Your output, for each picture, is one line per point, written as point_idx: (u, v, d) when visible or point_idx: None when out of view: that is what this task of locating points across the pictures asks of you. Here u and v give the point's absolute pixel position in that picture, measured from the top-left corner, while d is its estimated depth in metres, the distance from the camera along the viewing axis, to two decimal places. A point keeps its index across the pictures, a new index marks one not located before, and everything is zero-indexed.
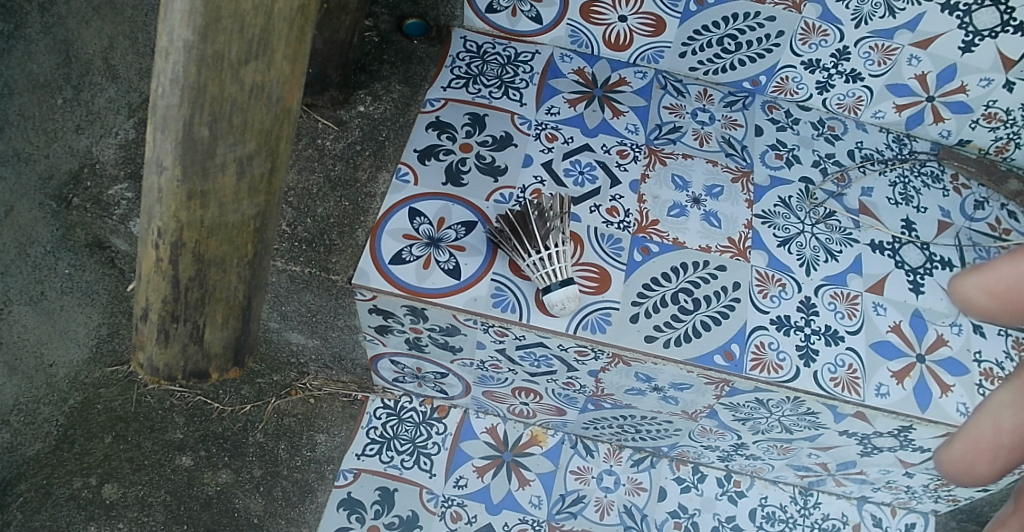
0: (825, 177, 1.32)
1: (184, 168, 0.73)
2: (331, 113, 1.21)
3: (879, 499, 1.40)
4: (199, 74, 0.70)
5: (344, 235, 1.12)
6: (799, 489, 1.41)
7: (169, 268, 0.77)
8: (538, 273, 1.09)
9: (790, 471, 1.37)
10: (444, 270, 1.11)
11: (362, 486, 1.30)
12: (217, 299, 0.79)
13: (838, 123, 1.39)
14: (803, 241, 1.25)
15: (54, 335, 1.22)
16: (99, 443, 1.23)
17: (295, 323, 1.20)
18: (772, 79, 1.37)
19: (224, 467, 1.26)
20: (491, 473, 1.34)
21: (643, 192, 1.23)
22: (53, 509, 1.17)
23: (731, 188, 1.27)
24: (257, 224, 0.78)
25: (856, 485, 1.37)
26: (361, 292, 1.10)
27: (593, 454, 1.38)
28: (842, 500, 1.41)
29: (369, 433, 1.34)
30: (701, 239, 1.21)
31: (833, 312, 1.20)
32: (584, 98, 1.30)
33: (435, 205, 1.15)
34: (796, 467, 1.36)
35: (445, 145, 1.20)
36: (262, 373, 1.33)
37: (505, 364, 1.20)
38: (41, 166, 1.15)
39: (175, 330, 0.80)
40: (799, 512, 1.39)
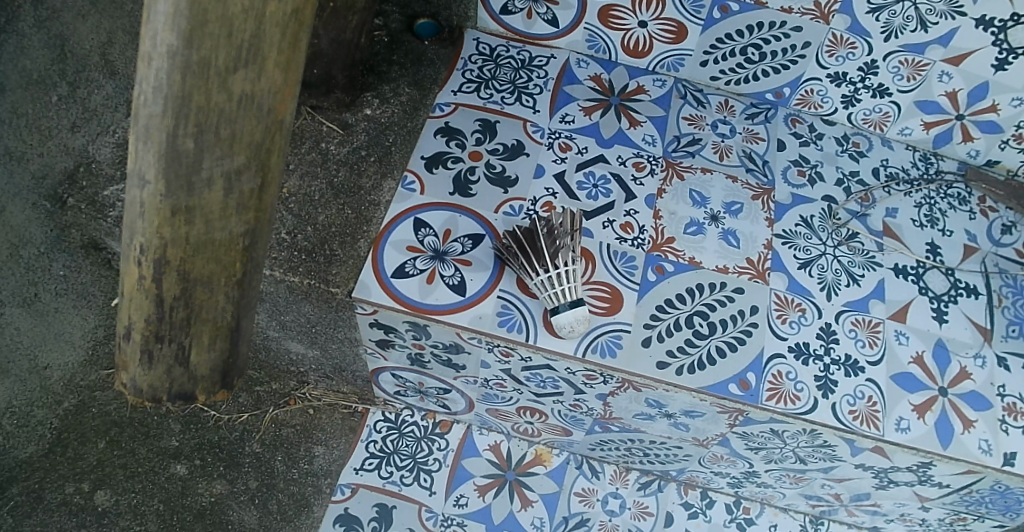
0: (849, 196, 1.27)
1: (168, 183, 0.69)
2: (336, 116, 1.17)
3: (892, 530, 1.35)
4: (184, 82, 0.66)
5: (346, 246, 1.08)
6: (810, 517, 1.36)
7: (153, 286, 0.72)
8: (546, 293, 1.04)
9: (802, 499, 1.32)
10: (448, 286, 1.06)
11: (360, 502, 1.26)
12: (204, 321, 0.74)
13: (863, 139, 1.34)
14: (825, 264, 1.20)
15: (48, 338, 1.19)
16: (92, 448, 1.19)
17: (294, 333, 1.16)
18: (796, 91, 1.32)
19: (219, 477, 1.22)
20: (493, 493, 1.30)
21: (659, 207, 1.19)
22: (44, 516, 1.14)
23: (751, 205, 1.22)
24: (247, 242, 0.73)
25: (868, 516, 1.32)
26: (362, 306, 1.05)
27: (599, 475, 1.34)
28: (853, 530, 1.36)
29: (369, 447, 1.30)
30: (718, 259, 1.17)
31: (854, 340, 1.16)
32: (600, 106, 1.26)
33: (441, 216, 1.11)
34: (808, 496, 1.31)
35: (454, 152, 1.16)
36: (261, 381, 1.29)
37: (510, 384, 1.15)
38: (35, 165, 1.12)
39: (159, 352, 0.75)
40: None
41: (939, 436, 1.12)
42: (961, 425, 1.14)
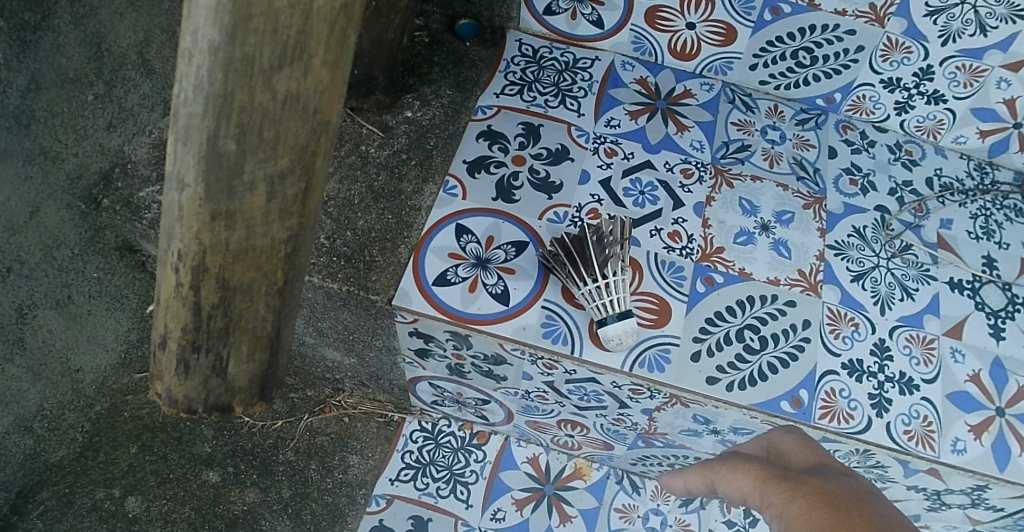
0: (902, 206, 1.23)
1: (208, 187, 0.65)
2: (377, 119, 1.12)
3: None
4: (226, 81, 0.63)
5: (386, 252, 1.03)
6: None
7: (190, 294, 0.69)
8: (592, 304, 1.01)
9: None
10: (492, 295, 1.03)
11: (395, 514, 1.23)
12: (243, 330, 0.71)
13: (916, 147, 1.29)
14: (878, 277, 1.16)
15: (82, 340, 1.18)
16: (123, 452, 1.20)
17: (330, 340, 1.13)
18: (847, 97, 1.27)
19: (252, 485, 1.22)
20: (531, 507, 1.26)
21: (708, 215, 1.14)
22: (73, 520, 1.16)
23: (803, 215, 1.18)
24: (289, 249, 0.70)
25: None
26: (402, 315, 1.01)
27: (639, 491, 1.30)
28: None
29: (405, 457, 1.27)
30: (770, 271, 1.12)
31: (908, 358, 1.11)
32: (646, 110, 1.22)
33: (484, 222, 1.07)
34: None
35: (497, 156, 1.12)
36: (296, 388, 1.27)
37: (552, 396, 1.11)
38: (70, 166, 1.08)
39: (196, 362, 0.72)
40: None
41: (996, 458, 1.07)
42: (1020, 447, 1.08)
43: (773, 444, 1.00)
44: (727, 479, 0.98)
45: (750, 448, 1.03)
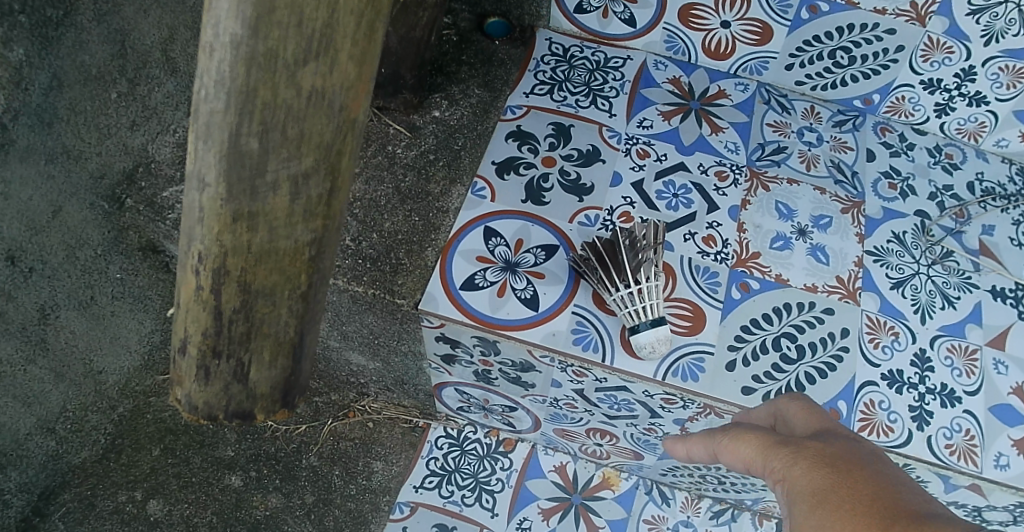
0: (942, 211, 1.18)
1: (229, 186, 0.63)
2: (404, 118, 1.10)
3: None
4: (249, 76, 0.60)
5: (413, 254, 1.01)
6: None
7: (211, 298, 0.66)
8: (624, 310, 0.97)
9: None
10: (521, 300, 1.00)
11: (419, 522, 1.20)
12: (265, 336, 0.69)
13: (956, 150, 1.24)
14: (919, 284, 1.12)
15: (104, 341, 1.17)
16: (145, 455, 1.19)
17: (355, 344, 1.10)
18: (886, 98, 1.23)
19: (275, 490, 1.20)
20: (558, 517, 1.23)
21: (743, 219, 1.11)
22: (95, 523, 1.14)
23: (841, 219, 1.14)
24: (314, 252, 0.67)
25: None
26: (428, 319, 0.98)
27: (669, 502, 1.26)
28: None
29: (429, 464, 1.24)
30: (808, 277, 1.09)
31: (950, 369, 1.07)
32: (679, 111, 1.18)
33: (514, 225, 1.04)
34: None
35: (527, 158, 1.09)
36: (321, 392, 1.25)
37: (581, 404, 1.08)
38: (92, 164, 1.07)
39: (217, 368, 0.69)
40: None
41: None
42: None
43: (777, 412, 0.81)
44: (727, 449, 0.78)
45: (752, 417, 0.84)
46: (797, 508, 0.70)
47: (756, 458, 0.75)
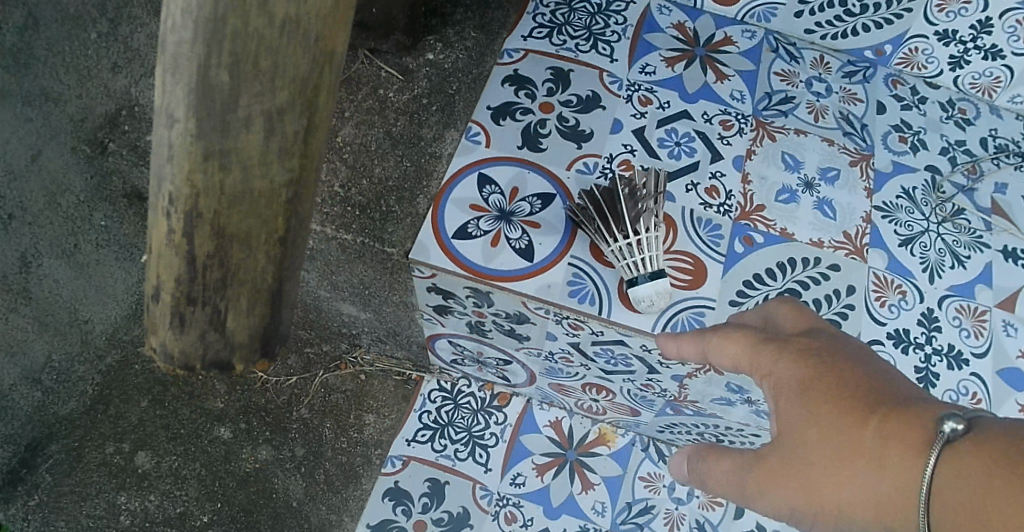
0: (954, 167, 1.15)
1: (200, 123, 0.59)
2: (396, 61, 1.05)
3: None
4: (217, 4, 0.57)
5: (404, 201, 0.97)
6: None
7: (184, 243, 0.63)
8: (623, 262, 0.94)
9: None
10: (515, 250, 0.96)
11: (411, 476, 1.19)
12: (242, 282, 0.65)
13: (969, 106, 1.20)
14: (928, 242, 1.09)
15: (90, 291, 1.15)
16: (134, 406, 1.16)
17: (346, 294, 1.07)
18: (899, 49, 1.18)
19: (264, 442, 1.18)
20: (552, 473, 1.22)
21: (748, 170, 1.07)
22: (83, 474, 1.13)
23: (849, 173, 1.11)
24: (291, 194, 0.63)
25: None
26: (419, 269, 0.95)
27: (666, 460, 1.24)
28: None
29: (422, 417, 1.22)
30: (813, 232, 1.05)
31: (959, 330, 1.06)
32: (683, 57, 1.14)
33: (509, 173, 1.00)
34: None
35: (524, 103, 1.05)
36: (312, 342, 1.22)
37: (577, 358, 1.05)
38: (72, 108, 1.06)
39: (192, 315, 0.66)
40: None
41: None
42: None
43: (766, 313, 0.82)
44: (716, 348, 0.80)
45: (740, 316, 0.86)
46: (787, 399, 0.73)
47: (745, 357, 0.78)
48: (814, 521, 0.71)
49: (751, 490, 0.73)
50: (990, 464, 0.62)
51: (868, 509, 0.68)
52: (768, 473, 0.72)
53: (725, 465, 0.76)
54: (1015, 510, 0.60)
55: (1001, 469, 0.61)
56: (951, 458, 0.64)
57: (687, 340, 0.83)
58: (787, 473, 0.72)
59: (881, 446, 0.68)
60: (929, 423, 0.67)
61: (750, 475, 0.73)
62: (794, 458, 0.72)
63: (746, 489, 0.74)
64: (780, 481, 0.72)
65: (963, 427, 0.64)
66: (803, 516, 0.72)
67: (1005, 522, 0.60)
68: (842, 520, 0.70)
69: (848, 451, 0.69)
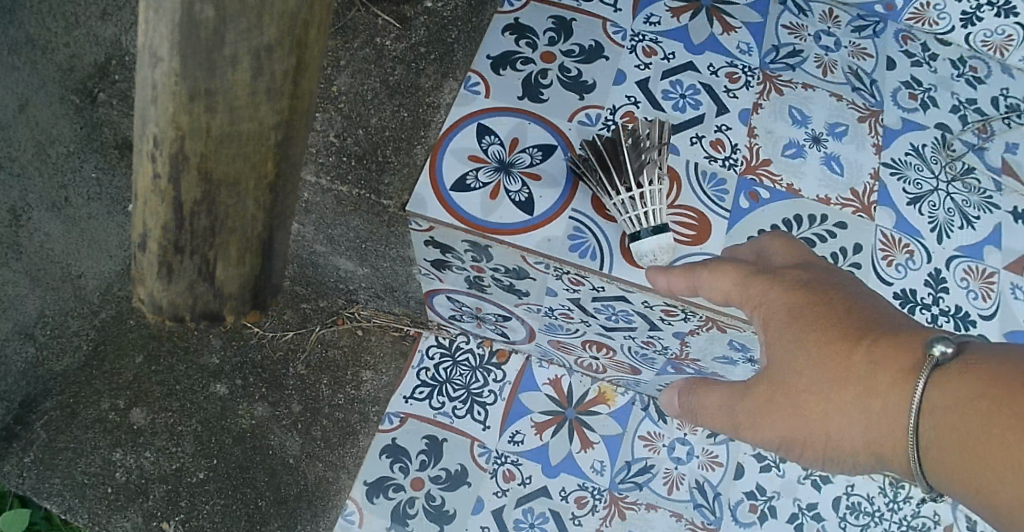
0: (965, 126, 1.12)
1: (185, 61, 0.56)
2: (393, 8, 1.02)
3: None
4: None
5: (401, 152, 0.94)
6: (890, 479, 1.21)
7: (169, 189, 0.62)
8: (624, 217, 0.91)
9: None
10: (514, 203, 0.94)
11: (409, 433, 1.18)
12: (230, 232, 0.64)
13: (981, 64, 1.17)
14: (936, 201, 1.07)
15: (82, 246, 1.15)
16: (129, 362, 1.14)
17: (342, 249, 1.05)
18: (910, 3, 1.15)
19: (261, 399, 1.16)
20: (552, 431, 1.21)
21: (754, 124, 1.04)
22: (78, 431, 1.11)
23: (857, 128, 1.08)
24: (281, 137, 0.61)
25: None
26: (417, 222, 0.92)
27: (666, 419, 1.24)
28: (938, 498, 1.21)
29: (420, 374, 1.22)
30: (820, 188, 1.02)
31: (966, 292, 1.05)
32: (690, 8, 1.10)
33: (509, 123, 0.97)
34: None
35: (525, 53, 1.02)
36: (307, 297, 1.20)
37: (577, 315, 1.03)
38: (60, 55, 1.05)
39: (180, 265, 0.66)
40: (887, 505, 1.21)
41: None
42: None
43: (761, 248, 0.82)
44: (707, 281, 0.79)
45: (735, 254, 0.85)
46: (776, 329, 0.73)
47: (734, 290, 0.77)
48: (805, 448, 0.72)
49: (743, 418, 0.74)
50: (979, 384, 0.61)
51: (857, 433, 0.68)
52: (758, 400, 0.73)
53: (717, 396, 0.77)
54: (1001, 430, 0.58)
55: (990, 389, 0.60)
56: (939, 381, 0.63)
57: (673, 273, 0.82)
58: (778, 401, 0.72)
59: (870, 370, 0.68)
60: (920, 347, 0.66)
61: (742, 403, 0.74)
62: (783, 385, 0.72)
63: (738, 418, 0.74)
64: (772, 408, 0.72)
65: (953, 350, 0.63)
66: (794, 444, 0.72)
67: (991, 442, 0.58)
68: (833, 446, 0.70)
69: (836, 377, 0.69)
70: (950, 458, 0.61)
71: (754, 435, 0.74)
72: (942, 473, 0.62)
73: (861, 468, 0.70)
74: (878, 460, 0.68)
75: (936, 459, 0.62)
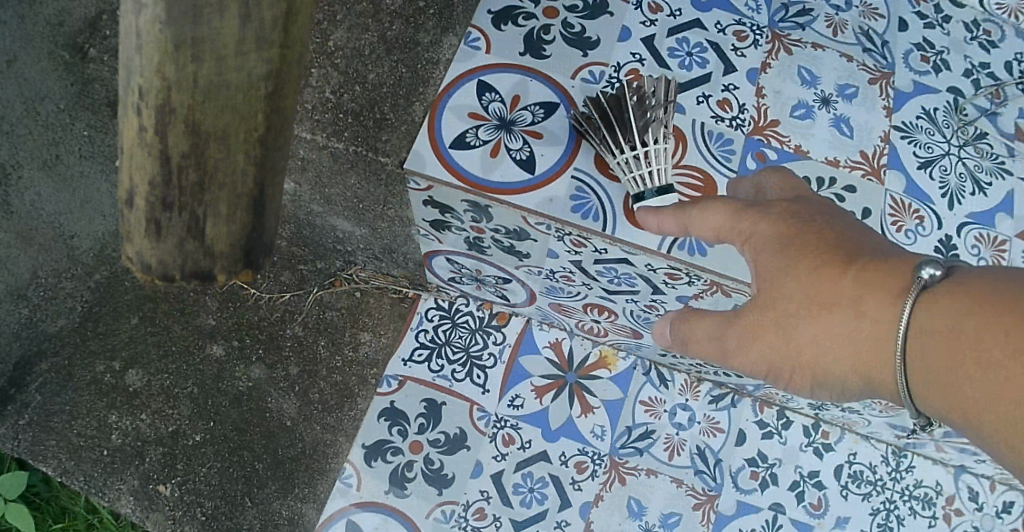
0: (978, 90, 1.10)
1: (170, 9, 0.56)
2: None
3: (980, 471, 1.21)
4: None
5: (398, 109, 0.92)
6: (893, 448, 1.23)
7: (156, 141, 0.60)
8: (628, 176, 0.89)
9: (887, 430, 1.17)
10: (515, 161, 0.91)
11: (407, 396, 1.17)
12: (221, 186, 0.62)
13: (995, 27, 1.14)
14: (948, 166, 1.04)
15: (75, 205, 1.14)
16: (124, 324, 1.13)
17: (340, 209, 1.03)
18: None
19: (258, 361, 1.14)
20: (552, 396, 1.20)
21: (762, 84, 1.02)
22: (74, 394, 1.10)
23: (867, 90, 1.05)
24: (271, 86, 0.60)
25: (957, 453, 1.17)
26: (415, 181, 0.90)
27: (667, 384, 1.23)
28: (938, 466, 1.23)
29: (418, 336, 1.20)
30: (829, 150, 1.00)
31: (975, 259, 1.02)
32: None
33: (510, 80, 0.95)
34: (896, 428, 1.15)
35: (527, 8, 0.98)
36: (305, 259, 1.16)
37: (578, 278, 1.01)
38: (52, 9, 1.08)
39: (169, 222, 0.63)
40: (888, 475, 1.22)
41: None
42: None
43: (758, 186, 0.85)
44: (697, 219, 0.79)
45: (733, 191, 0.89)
46: (765, 258, 0.75)
47: (726, 226, 0.78)
48: (794, 370, 0.75)
49: (732, 346, 0.77)
50: (966, 304, 0.64)
51: (845, 356, 0.72)
52: (747, 327, 0.76)
53: (706, 326, 0.79)
54: (989, 346, 0.62)
55: (975, 307, 0.64)
56: (927, 302, 0.67)
57: (666, 215, 0.82)
58: (767, 325, 0.75)
59: (858, 292, 0.71)
60: (907, 271, 0.69)
61: (730, 331, 0.77)
62: (771, 312, 0.75)
63: (728, 343, 0.77)
64: (760, 334, 0.75)
65: (941, 273, 0.67)
66: (781, 368, 0.76)
67: (977, 358, 0.62)
68: (821, 368, 0.74)
69: (826, 302, 0.72)
70: (938, 377, 0.65)
71: (741, 361, 0.77)
72: (929, 392, 0.65)
73: (846, 390, 0.74)
74: (864, 382, 0.72)
75: (923, 378, 0.66)
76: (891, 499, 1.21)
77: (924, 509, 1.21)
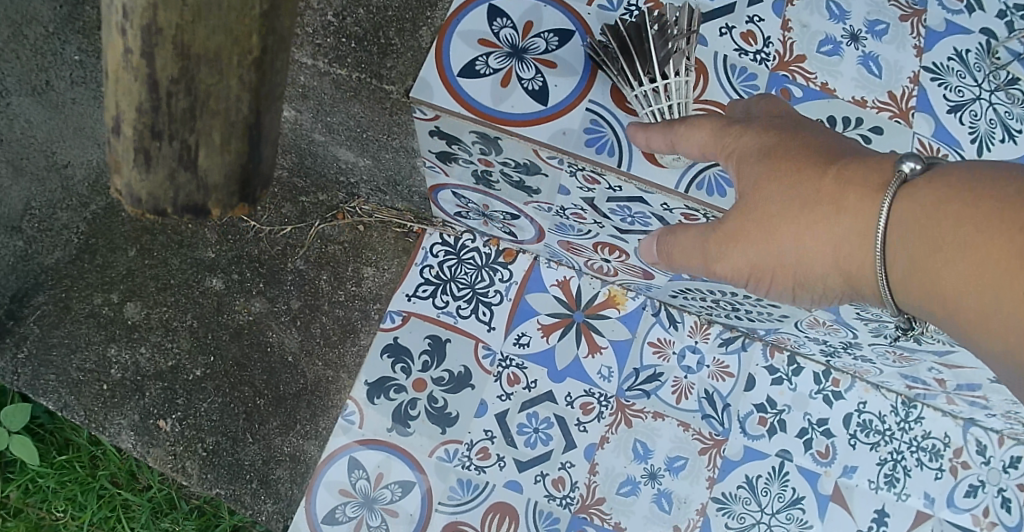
0: (1012, 33, 1.02)
1: None
2: None
3: (988, 425, 1.19)
4: None
5: (404, 34, 0.87)
6: (903, 398, 1.21)
7: (143, 66, 0.56)
8: (646, 111, 0.85)
9: (898, 380, 1.15)
10: (527, 92, 0.87)
11: (411, 332, 1.15)
12: (213, 112, 0.58)
13: None
14: (978, 111, 0.98)
15: (67, 133, 1.07)
16: (121, 256, 1.11)
17: (342, 139, 0.99)
18: None
19: (258, 294, 1.12)
20: (559, 334, 1.18)
21: (789, 16, 0.96)
22: (71, 326, 1.08)
23: (899, 28, 1.00)
24: (266, 6, 0.56)
25: (967, 406, 1.14)
26: (421, 110, 0.86)
27: (678, 326, 1.20)
28: (947, 418, 1.21)
29: (424, 272, 1.17)
30: (856, 89, 0.95)
31: None
32: None
33: (522, 5, 0.89)
34: (908, 378, 1.12)
35: None
36: (307, 191, 1.14)
37: (590, 215, 0.98)
38: None
39: (159, 151, 0.59)
40: (897, 425, 1.20)
41: None
42: None
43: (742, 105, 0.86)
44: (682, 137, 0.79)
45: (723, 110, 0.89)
46: (748, 165, 0.77)
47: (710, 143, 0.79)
48: (776, 273, 0.76)
49: (717, 251, 0.78)
50: (944, 195, 0.65)
51: (828, 256, 0.73)
52: (732, 233, 0.77)
53: (692, 237, 0.80)
54: (965, 229, 0.63)
55: (950, 196, 0.65)
56: (905, 196, 0.68)
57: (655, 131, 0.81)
58: (750, 229, 0.76)
59: (840, 192, 0.72)
60: (886, 169, 0.71)
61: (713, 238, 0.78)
62: (754, 216, 0.75)
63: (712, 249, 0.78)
64: (743, 237, 0.76)
65: (921, 167, 0.68)
66: (764, 271, 0.77)
67: (958, 242, 0.64)
68: (803, 269, 0.75)
69: (808, 202, 0.73)
70: (921, 272, 0.66)
71: (725, 266, 0.78)
72: (912, 289, 0.67)
73: (827, 291, 0.75)
74: (845, 280, 0.73)
75: (904, 270, 0.67)
76: (899, 449, 1.19)
77: (932, 461, 1.20)
